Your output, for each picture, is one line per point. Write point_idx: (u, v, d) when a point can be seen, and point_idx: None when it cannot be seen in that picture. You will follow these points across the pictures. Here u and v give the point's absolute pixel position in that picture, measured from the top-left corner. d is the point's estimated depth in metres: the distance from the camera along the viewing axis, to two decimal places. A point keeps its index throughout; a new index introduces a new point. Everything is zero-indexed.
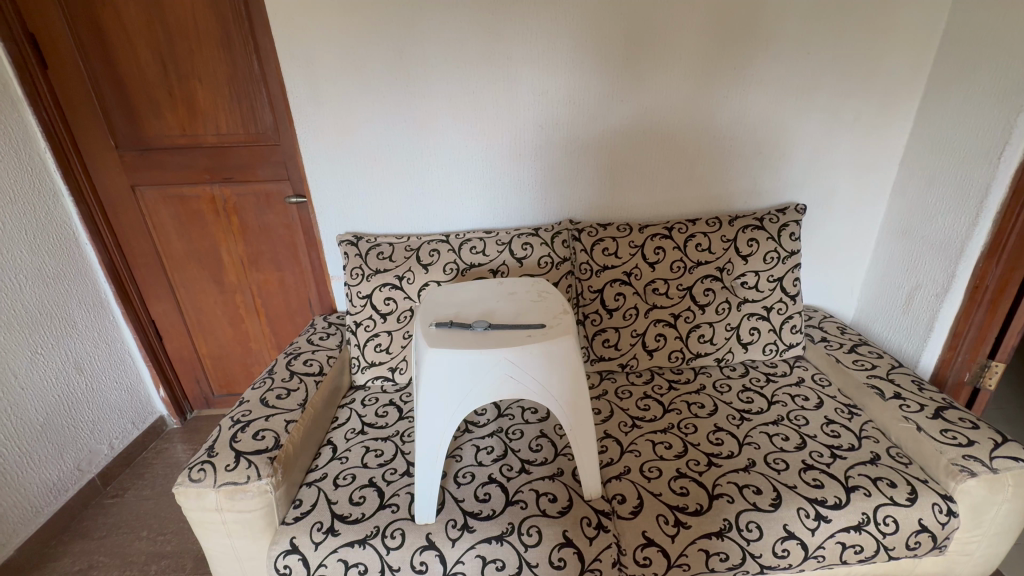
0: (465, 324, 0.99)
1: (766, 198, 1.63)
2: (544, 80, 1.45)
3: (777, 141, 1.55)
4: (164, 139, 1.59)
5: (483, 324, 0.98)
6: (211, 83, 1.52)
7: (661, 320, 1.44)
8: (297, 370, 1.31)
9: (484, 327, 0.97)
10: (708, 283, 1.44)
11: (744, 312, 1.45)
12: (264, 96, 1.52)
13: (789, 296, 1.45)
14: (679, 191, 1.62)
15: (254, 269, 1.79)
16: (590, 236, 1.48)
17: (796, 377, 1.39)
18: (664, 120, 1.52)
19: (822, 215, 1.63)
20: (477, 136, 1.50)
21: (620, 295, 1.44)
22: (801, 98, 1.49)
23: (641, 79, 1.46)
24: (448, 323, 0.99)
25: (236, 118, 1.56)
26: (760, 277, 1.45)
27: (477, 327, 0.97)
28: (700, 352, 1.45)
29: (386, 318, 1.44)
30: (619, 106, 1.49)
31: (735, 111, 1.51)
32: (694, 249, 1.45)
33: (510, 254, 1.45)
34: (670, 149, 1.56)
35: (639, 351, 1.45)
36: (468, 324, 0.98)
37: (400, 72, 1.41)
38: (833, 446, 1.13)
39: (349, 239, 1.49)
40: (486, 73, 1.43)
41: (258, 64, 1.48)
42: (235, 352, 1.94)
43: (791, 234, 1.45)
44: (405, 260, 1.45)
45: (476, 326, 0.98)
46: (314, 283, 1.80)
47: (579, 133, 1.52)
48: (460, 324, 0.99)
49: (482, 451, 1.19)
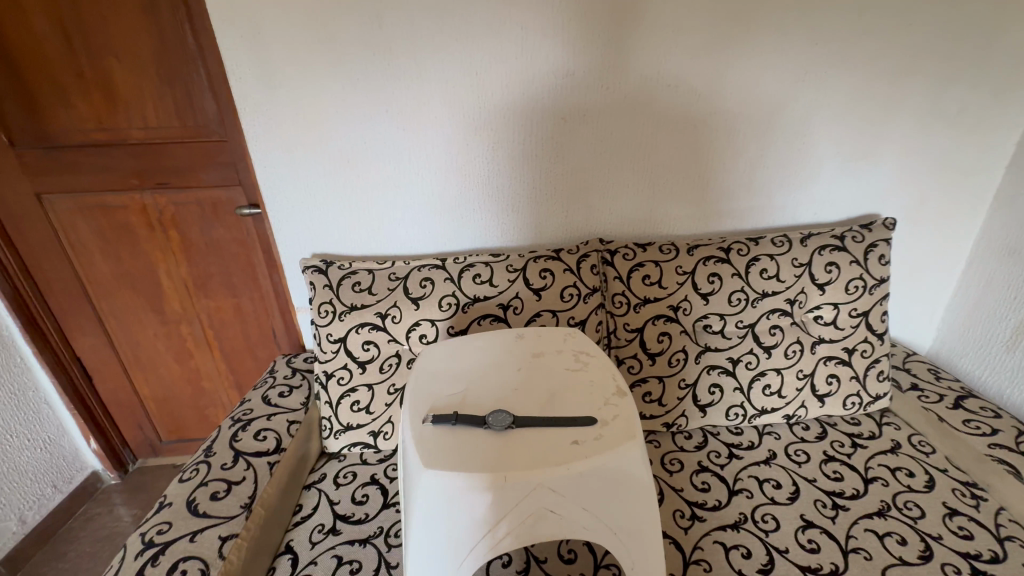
0: (480, 420, 0.66)
1: (848, 208, 1.27)
2: (572, 57, 1.07)
3: (870, 136, 1.19)
4: (75, 134, 1.23)
5: (508, 419, 0.66)
6: (132, 59, 1.16)
7: (717, 366, 1.14)
8: (244, 450, 0.97)
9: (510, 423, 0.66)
10: (776, 319, 1.15)
11: (820, 356, 1.15)
12: (203, 78, 1.17)
13: (875, 335, 1.16)
14: (736, 201, 1.25)
15: (203, 295, 1.44)
16: (626, 259, 1.16)
17: (889, 441, 1.10)
18: (729, 108, 1.14)
19: (909, 228, 1.31)
20: (483, 130, 1.13)
21: (664, 335, 1.14)
22: (902, 82, 1.14)
23: (701, 56, 1.08)
24: (446, 421, 0.66)
25: (168, 107, 1.20)
26: (840, 311, 1.15)
27: (500, 424, 0.66)
28: (767, 408, 1.14)
29: (366, 367, 1.12)
30: (670, 88, 1.11)
31: (812, 98, 1.14)
32: (759, 276, 1.14)
33: (525, 284, 1.13)
34: (730, 149, 1.18)
35: (688, 407, 1.14)
36: (486, 420, 0.66)
37: (376, 46, 1.04)
38: (968, 556, 0.86)
39: (316, 265, 1.15)
40: (495, 49, 1.05)
41: (192, 36, 1.12)
42: (185, 391, 1.60)
43: (881, 257, 1.15)
44: (389, 292, 1.12)
45: (497, 423, 0.66)
46: (277, 310, 1.46)
47: (611, 131, 1.15)
48: (471, 420, 0.66)
49: (496, 564, 0.87)
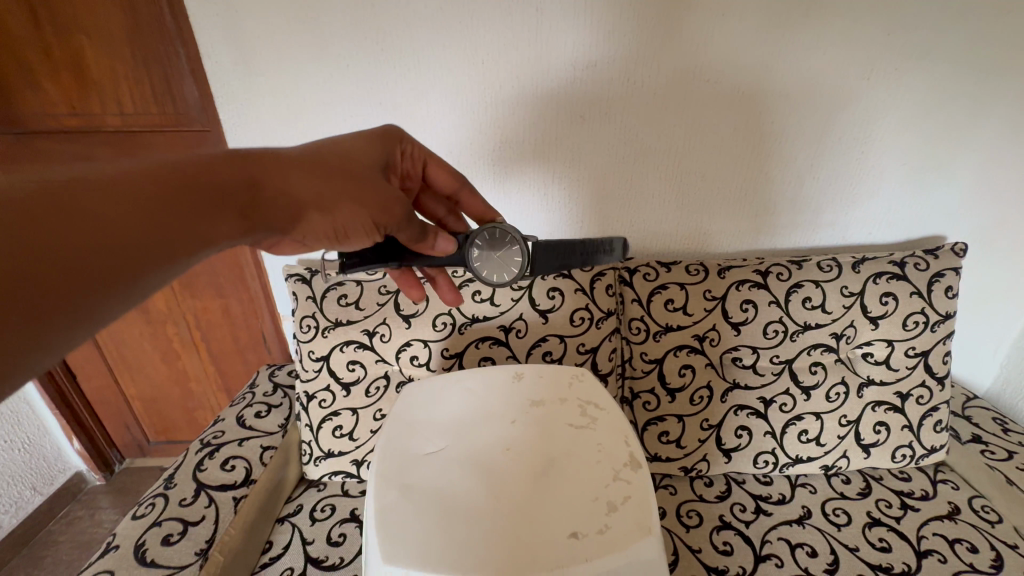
0: (505, 246, 0.65)
1: (907, 227, 1.11)
2: (596, 44, 0.92)
3: (945, 143, 1.02)
4: (46, 121, 1.08)
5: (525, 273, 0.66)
6: (104, 35, 0.98)
7: (747, 407, 1.00)
8: (209, 482, 0.88)
9: (511, 279, 0.67)
10: (818, 355, 1.00)
11: (869, 401, 1.00)
12: (183, 60, 0.98)
13: (936, 378, 1.00)
14: (778, 216, 1.10)
15: (188, 294, 1.33)
16: (647, 279, 1.02)
17: (948, 504, 0.94)
18: (775, 108, 0.98)
19: (982, 252, 1.13)
20: (489, 128, 1.00)
21: (686, 368, 1.00)
22: (986, 84, 0.96)
23: (750, 45, 0.92)
24: (366, 262, 0.64)
25: (145, 91, 1.03)
26: (895, 349, 1.00)
27: (506, 275, 0.67)
28: (802, 457, 1.00)
29: (350, 389, 1.01)
30: (706, 85, 0.95)
31: (874, 99, 0.97)
32: (801, 306, 0.99)
33: (531, 304, 1.00)
34: (774, 158, 1.03)
35: (711, 451, 1.00)
36: (514, 249, 0.65)
37: (368, 33, 0.92)
38: None
39: (300, 273, 1.03)
40: (503, 33, 0.91)
41: (170, 15, 0.94)
42: (172, 394, 1.52)
43: (948, 289, 0.99)
44: (379, 307, 1.00)
45: (512, 269, 0.67)
46: (266, 313, 1.32)
47: (639, 132, 1.00)
48: (498, 237, 0.65)
49: None
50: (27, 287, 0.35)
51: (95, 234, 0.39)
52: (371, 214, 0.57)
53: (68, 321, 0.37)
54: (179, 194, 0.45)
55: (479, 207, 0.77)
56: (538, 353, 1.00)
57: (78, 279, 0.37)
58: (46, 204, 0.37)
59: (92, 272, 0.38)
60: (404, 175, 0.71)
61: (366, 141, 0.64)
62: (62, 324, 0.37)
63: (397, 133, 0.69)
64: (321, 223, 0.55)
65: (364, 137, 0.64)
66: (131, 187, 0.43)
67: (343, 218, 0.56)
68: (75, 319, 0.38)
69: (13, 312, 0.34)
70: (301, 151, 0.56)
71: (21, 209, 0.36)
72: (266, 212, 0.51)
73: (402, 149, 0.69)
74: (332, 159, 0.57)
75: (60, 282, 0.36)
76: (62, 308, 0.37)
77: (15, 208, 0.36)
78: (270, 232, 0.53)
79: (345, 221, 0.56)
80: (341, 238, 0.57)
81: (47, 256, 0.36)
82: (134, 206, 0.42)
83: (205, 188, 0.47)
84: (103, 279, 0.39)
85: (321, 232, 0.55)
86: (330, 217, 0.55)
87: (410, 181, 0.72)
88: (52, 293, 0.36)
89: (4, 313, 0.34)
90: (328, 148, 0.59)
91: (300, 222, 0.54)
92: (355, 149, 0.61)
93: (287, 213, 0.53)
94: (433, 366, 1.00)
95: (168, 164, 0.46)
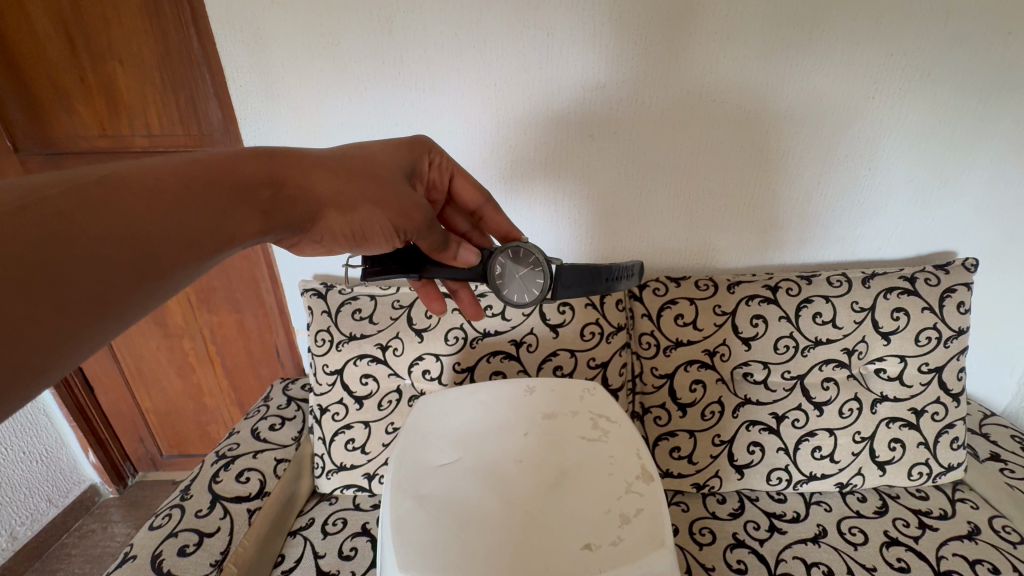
0: (528, 266, 0.67)
1: (917, 243, 1.11)
2: (603, 66, 0.95)
3: (951, 160, 1.02)
4: (78, 142, 1.13)
5: (546, 294, 0.67)
6: (135, 61, 1.03)
7: (759, 423, 0.99)
8: (225, 494, 0.89)
9: (531, 300, 0.68)
10: (830, 370, 1.00)
11: (883, 418, 0.99)
12: (208, 84, 1.03)
13: (951, 394, 0.99)
14: (787, 232, 1.11)
15: (205, 308, 1.35)
16: (657, 295, 1.03)
17: (967, 524, 0.92)
18: (782, 126, 0.99)
19: (994, 269, 1.13)
20: (500, 147, 1.03)
21: (698, 383, 1.00)
22: (989, 103, 0.97)
23: (753, 66, 0.94)
24: (390, 270, 0.65)
25: (172, 113, 1.07)
26: (907, 365, 0.99)
27: (527, 295, 0.68)
28: (816, 474, 0.99)
29: (363, 403, 1.02)
30: (713, 104, 0.98)
31: (879, 117, 0.99)
32: (812, 322, 1.00)
33: (542, 319, 1.01)
34: (785, 174, 1.04)
35: (723, 467, 1.00)
36: (538, 271, 0.67)
37: (385, 58, 0.96)
38: None
39: (315, 288, 1.05)
40: (513, 57, 0.94)
41: (198, 41, 0.99)
42: (186, 407, 1.54)
43: (960, 304, 0.99)
44: (392, 321, 1.02)
45: (533, 290, 0.68)
46: (281, 328, 1.34)
47: (647, 150, 1.02)
48: (521, 256, 0.67)
49: None
50: (71, 277, 0.36)
51: (134, 225, 0.40)
52: (390, 218, 0.59)
53: (109, 310, 0.38)
54: (208, 191, 0.47)
55: (502, 224, 0.79)
56: (549, 367, 1.00)
57: (115, 269, 0.39)
58: (91, 198, 0.39)
59: (130, 263, 0.40)
60: (430, 185, 0.73)
61: (390, 147, 0.65)
62: (105, 311, 0.38)
63: (426, 143, 0.70)
64: (339, 222, 0.57)
65: (390, 143, 0.66)
66: (169, 181, 0.44)
67: (363, 219, 0.57)
68: (113, 309, 0.39)
69: (58, 301, 0.35)
70: (328, 154, 0.58)
71: (67, 205, 0.38)
72: (288, 210, 0.53)
73: (430, 160, 0.71)
74: (357, 163, 0.59)
75: (100, 274, 0.38)
76: (100, 298, 0.38)
77: (62, 204, 0.38)
78: (291, 230, 0.54)
79: (364, 223, 0.58)
80: (359, 240, 0.59)
81: (84, 244, 0.37)
82: (168, 199, 0.43)
83: (231, 185, 0.49)
84: (142, 271, 0.41)
85: (339, 231, 0.57)
86: (349, 218, 0.57)
87: (435, 192, 0.75)
88: (94, 281, 0.37)
89: (50, 302, 0.35)
90: (356, 151, 0.61)
91: (318, 221, 0.56)
92: (380, 154, 0.63)
93: (306, 212, 0.55)
94: (444, 380, 1.01)
95: (195, 161, 0.48)
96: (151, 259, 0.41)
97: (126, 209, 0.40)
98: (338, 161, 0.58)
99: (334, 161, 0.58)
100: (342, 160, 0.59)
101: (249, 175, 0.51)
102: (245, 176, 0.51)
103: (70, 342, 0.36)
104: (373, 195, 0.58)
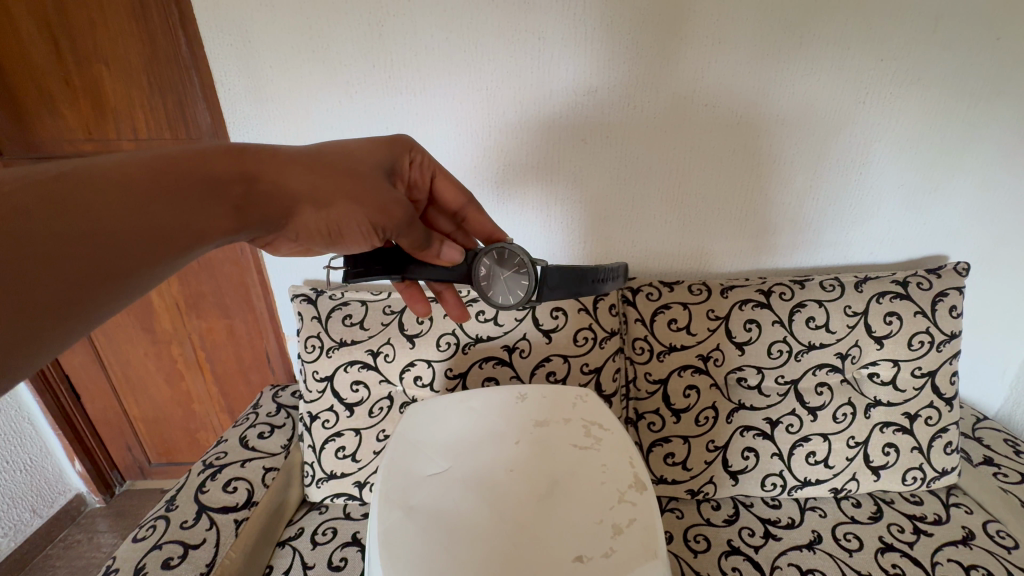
0: (511, 268, 0.67)
1: (910, 248, 1.12)
2: (595, 71, 0.94)
3: (942, 166, 1.03)
4: (63, 146, 1.11)
5: (530, 296, 0.67)
6: (123, 65, 1.02)
7: (753, 428, 0.99)
8: (211, 504, 0.87)
9: (515, 302, 0.68)
10: (823, 375, 1.00)
11: (877, 422, 0.99)
12: (196, 87, 1.01)
13: (944, 398, 0.99)
14: (780, 236, 1.11)
15: (194, 314, 1.33)
16: (651, 299, 1.03)
17: (962, 529, 0.92)
18: (774, 131, 1.00)
19: (985, 274, 1.13)
20: (493, 151, 1.02)
21: (691, 388, 0.99)
22: (978, 108, 0.98)
23: (745, 71, 0.94)
24: (373, 272, 0.65)
25: (160, 117, 1.06)
26: (900, 369, 0.99)
27: (511, 297, 0.68)
28: (811, 479, 0.99)
29: (353, 410, 1.00)
30: (706, 108, 0.97)
31: (871, 122, 0.99)
32: (805, 325, 0.99)
33: (534, 324, 1.00)
34: (777, 178, 1.04)
35: (717, 473, 0.99)
36: (522, 274, 0.67)
37: (378, 61, 0.95)
38: None
39: (305, 293, 1.04)
40: (507, 62, 0.94)
41: (185, 43, 0.97)
42: (174, 415, 1.52)
43: (953, 308, 0.99)
44: (383, 327, 1.01)
45: (517, 292, 0.68)
46: (272, 335, 1.33)
47: (639, 154, 1.02)
48: (506, 257, 0.67)
49: None
50: (33, 278, 0.35)
51: (98, 225, 0.39)
52: (368, 215, 0.57)
53: (73, 309, 0.38)
54: (177, 188, 0.46)
55: (485, 226, 0.78)
56: (542, 373, 0.99)
57: (78, 270, 0.38)
58: (55, 197, 0.38)
59: (95, 263, 0.39)
60: (411, 184, 0.72)
61: (369, 146, 0.64)
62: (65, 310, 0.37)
63: (407, 142, 0.69)
64: (314, 219, 0.55)
65: (368, 142, 0.65)
66: (136, 179, 0.43)
67: (340, 217, 0.56)
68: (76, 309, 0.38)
69: (19, 302, 0.34)
70: (303, 151, 0.57)
71: (31, 204, 0.36)
72: (260, 207, 0.52)
73: (412, 158, 0.70)
74: (333, 159, 0.57)
75: (65, 274, 0.37)
76: (63, 298, 0.37)
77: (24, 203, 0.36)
78: (263, 227, 0.53)
79: (341, 220, 0.56)
80: (336, 238, 0.57)
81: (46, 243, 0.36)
82: (134, 197, 0.42)
83: (202, 183, 0.48)
84: (106, 271, 0.39)
85: (314, 229, 0.55)
86: (325, 214, 0.55)
87: (417, 191, 0.73)
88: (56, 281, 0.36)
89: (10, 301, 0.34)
90: (333, 148, 0.60)
91: (293, 218, 0.55)
92: (357, 151, 0.62)
93: (280, 210, 0.53)
94: (436, 387, 1.00)
95: (164, 157, 0.47)
96: (115, 258, 0.40)
97: (92, 207, 0.39)
98: (313, 157, 0.56)
99: (308, 158, 0.56)
100: (317, 156, 0.57)
101: (220, 172, 0.50)
102: (215, 174, 0.49)
103: (31, 344, 0.35)
104: (351, 192, 0.56)
